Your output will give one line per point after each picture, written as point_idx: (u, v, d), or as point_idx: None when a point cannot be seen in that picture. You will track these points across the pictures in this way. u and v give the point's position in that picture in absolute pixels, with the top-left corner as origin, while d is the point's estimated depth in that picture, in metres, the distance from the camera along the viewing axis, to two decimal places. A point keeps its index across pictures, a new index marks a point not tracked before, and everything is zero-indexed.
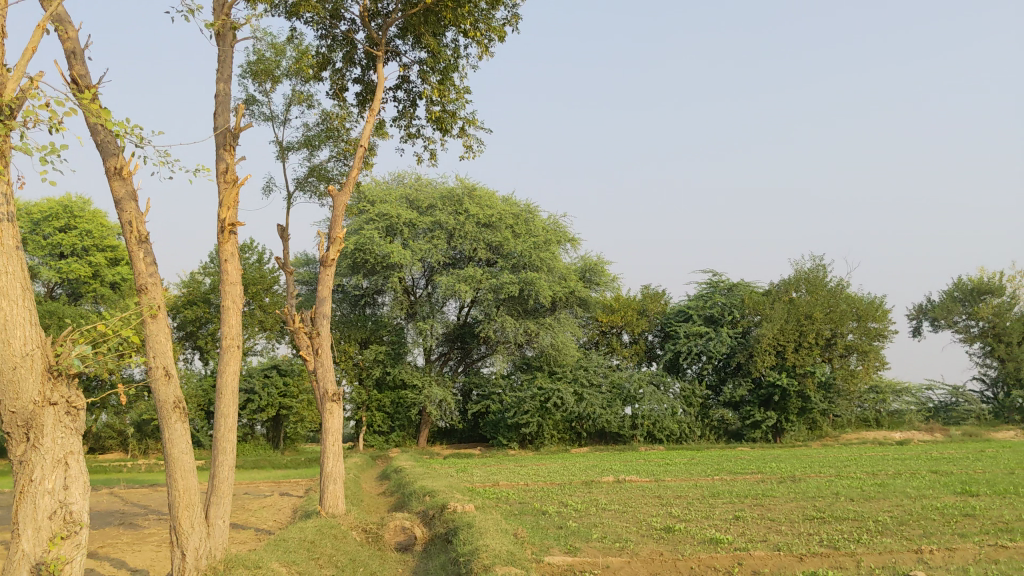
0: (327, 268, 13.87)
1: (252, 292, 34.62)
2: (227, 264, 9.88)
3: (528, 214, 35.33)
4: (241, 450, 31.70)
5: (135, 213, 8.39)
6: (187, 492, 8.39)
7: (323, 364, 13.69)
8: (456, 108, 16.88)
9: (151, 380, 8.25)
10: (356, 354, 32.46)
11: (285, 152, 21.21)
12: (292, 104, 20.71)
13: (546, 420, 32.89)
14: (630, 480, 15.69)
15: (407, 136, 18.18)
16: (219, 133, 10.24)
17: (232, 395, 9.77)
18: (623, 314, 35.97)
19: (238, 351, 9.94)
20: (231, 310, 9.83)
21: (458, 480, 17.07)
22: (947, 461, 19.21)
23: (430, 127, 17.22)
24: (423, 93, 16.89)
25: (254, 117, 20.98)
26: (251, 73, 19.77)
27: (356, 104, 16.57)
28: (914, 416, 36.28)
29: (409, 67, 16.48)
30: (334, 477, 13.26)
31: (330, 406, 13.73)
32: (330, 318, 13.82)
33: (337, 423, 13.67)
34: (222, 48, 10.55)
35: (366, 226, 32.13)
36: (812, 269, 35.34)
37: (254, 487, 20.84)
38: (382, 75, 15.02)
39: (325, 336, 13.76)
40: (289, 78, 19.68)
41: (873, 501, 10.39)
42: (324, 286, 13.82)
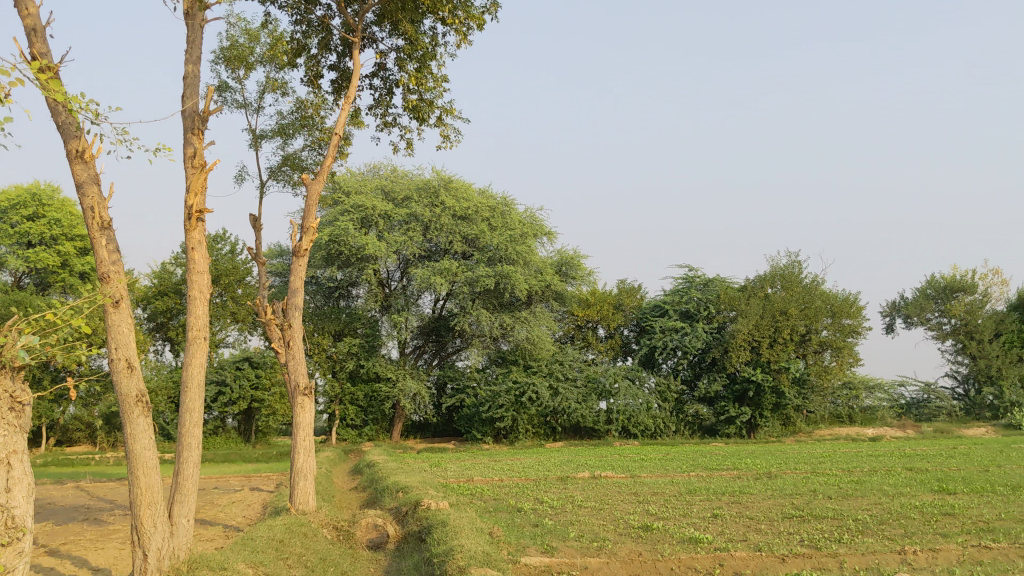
0: (299, 258, 13.61)
1: (224, 283, 34.19)
2: (194, 252, 9.63)
3: (504, 207, 35.14)
4: (212, 443, 31.34)
5: (98, 198, 8.13)
6: (149, 490, 8.15)
7: (295, 357, 13.44)
8: (433, 97, 16.64)
9: (113, 373, 8.01)
10: (330, 347, 32.14)
11: (258, 140, 20.89)
12: (265, 91, 20.39)
13: (521, 414, 32.78)
14: (606, 476, 15.56)
15: (383, 125, 17.91)
16: (187, 116, 9.93)
17: (198, 389, 9.49)
18: (599, 308, 36.29)
19: (205, 343, 9.69)
20: (198, 300, 9.60)
21: (431, 476, 16.88)
22: (922, 457, 19.21)
23: (407, 116, 16.96)
24: (400, 82, 16.62)
25: (226, 104, 20.64)
26: (223, 59, 19.42)
27: (332, 91, 16.28)
28: (886, 412, 36.42)
29: (386, 54, 16.20)
30: (304, 473, 13.02)
31: (301, 400, 13.50)
32: (302, 309, 13.59)
33: (309, 417, 13.43)
34: (191, 29, 10.24)
35: (341, 218, 31.81)
36: (788, 265, 35.39)
37: (224, 481, 20.54)
38: (358, 62, 14.76)
39: (297, 328, 13.52)
40: (262, 65, 19.36)
41: (851, 499, 10.30)
42: (296, 277, 13.56)
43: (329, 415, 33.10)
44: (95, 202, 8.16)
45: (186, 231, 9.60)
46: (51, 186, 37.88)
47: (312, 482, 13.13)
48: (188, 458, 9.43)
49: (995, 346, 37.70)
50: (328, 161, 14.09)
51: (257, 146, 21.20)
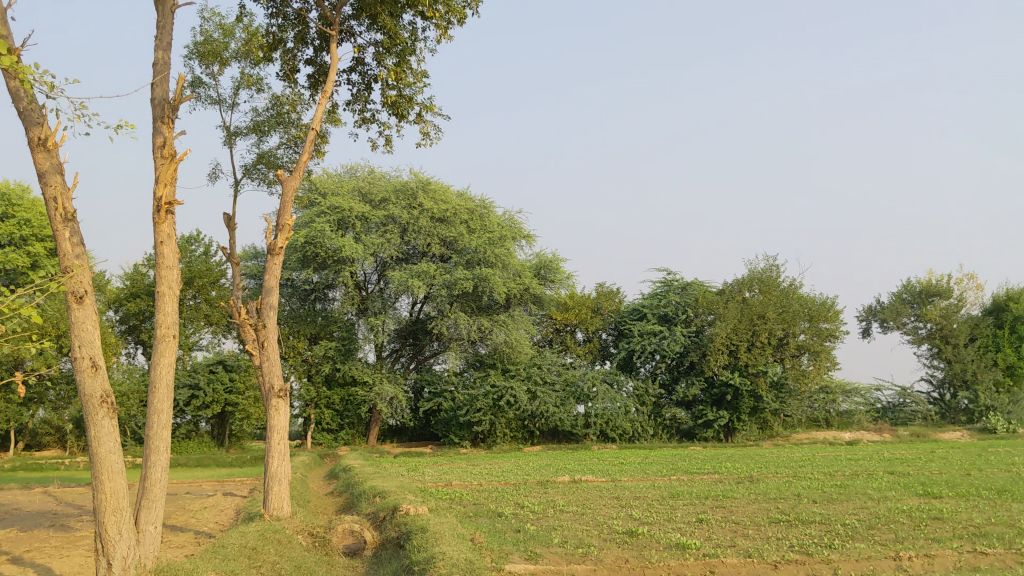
0: (275, 257, 13.31)
1: (198, 285, 33.70)
2: (163, 247, 9.39)
3: (483, 210, 34.90)
4: (185, 448, 30.88)
5: (63, 189, 7.93)
6: (115, 495, 7.87)
7: (269, 358, 13.13)
8: (412, 93, 16.40)
9: (77, 372, 7.78)
10: (305, 350, 31.75)
11: (232, 138, 20.58)
12: (240, 87, 20.08)
13: (499, 418, 32.56)
14: (587, 480, 15.34)
15: (361, 121, 17.64)
16: (157, 105, 9.68)
17: (166, 389, 9.20)
18: (577, 312, 36.12)
19: (173, 342, 9.44)
20: (166, 297, 9.38)
21: (409, 480, 16.62)
22: (902, 461, 19.12)
23: (385, 112, 16.71)
24: (378, 77, 16.37)
25: (200, 100, 20.31)
26: (197, 54, 19.10)
27: (308, 86, 16.01)
28: (863, 417, 36.39)
29: (364, 48, 15.95)
30: (279, 478, 12.72)
31: (276, 402, 13.20)
32: (277, 309, 13.29)
33: (284, 421, 13.12)
34: (162, 15, 9.98)
35: (317, 219, 31.47)
36: (765, 269, 35.36)
37: (197, 486, 20.17)
38: (336, 56, 14.49)
39: (272, 328, 13.22)
40: (237, 61, 19.06)
41: (835, 503, 10.15)
42: (271, 276, 13.26)
43: (304, 419, 32.70)
44: (60, 193, 7.96)
45: (154, 224, 9.35)
46: (21, 186, 37.29)
47: (286, 487, 12.83)
48: (155, 462, 9.12)
49: (970, 351, 37.85)
50: (304, 157, 13.80)
51: (232, 144, 20.88)
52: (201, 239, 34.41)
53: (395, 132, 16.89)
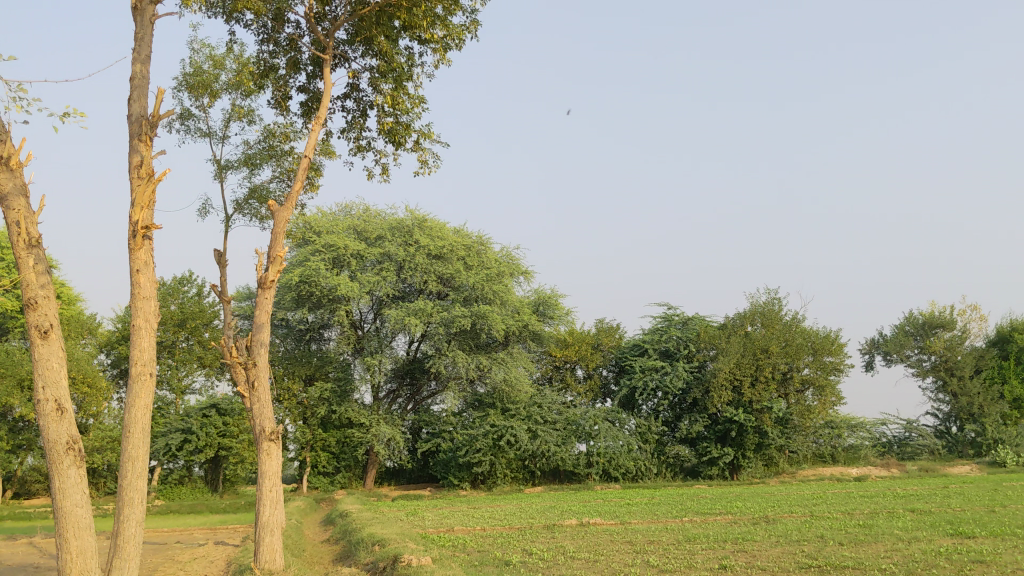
0: (266, 290, 12.78)
1: (191, 327, 33.16)
2: (140, 275, 8.93)
3: (480, 247, 34.52)
4: (177, 494, 30.11)
5: (24, 213, 7.49)
6: (82, 556, 7.23)
7: (261, 400, 12.57)
8: (410, 120, 16.02)
9: (41, 418, 7.26)
10: (300, 392, 31.09)
11: (223, 171, 20.16)
12: (232, 120, 19.69)
13: (499, 458, 31.85)
14: (595, 522, 14.68)
15: (357, 149, 17.24)
16: (134, 120, 9.30)
17: (142, 434, 8.68)
18: (577, 348, 35.50)
19: (151, 381, 8.93)
20: (143, 331, 8.86)
21: (408, 526, 15.95)
22: (918, 498, 18.46)
23: (382, 139, 16.29)
24: (374, 103, 15.99)
25: (190, 133, 19.89)
26: (187, 86, 18.70)
27: (301, 113, 15.60)
28: (869, 452, 35.63)
29: (358, 74, 15.58)
30: (271, 527, 12.06)
31: (268, 446, 12.57)
32: (269, 346, 12.74)
33: (276, 465, 12.48)
34: (139, 24, 9.63)
35: (312, 257, 30.97)
36: (767, 302, 34.91)
37: (188, 535, 19.49)
38: (330, 81, 14.09)
39: (263, 367, 12.65)
40: (228, 92, 18.68)
41: (864, 546, 9.54)
42: (262, 311, 12.72)
43: (299, 463, 31.92)
44: (23, 218, 7.53)
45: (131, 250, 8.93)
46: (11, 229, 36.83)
47: (279, 537, 12.17)
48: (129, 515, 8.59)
49: (976, 383, 37.36)
50: (296, 186, 13.29)
51: (223, 177, 20.47)
52: (194, 279, 33.86)
53: (392, 159, 16.47)
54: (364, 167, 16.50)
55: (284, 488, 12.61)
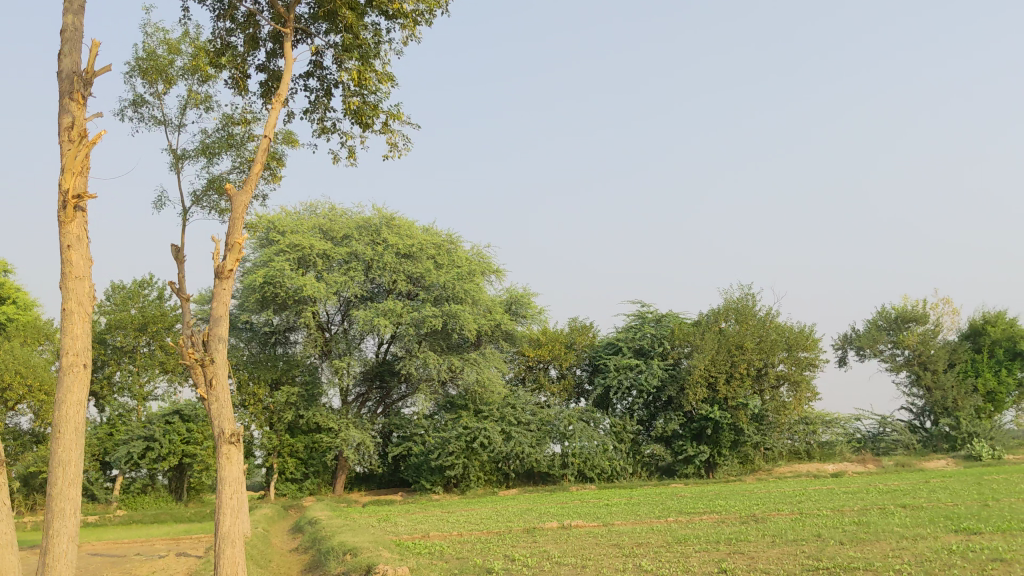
0: (224, 280, 12.08)
1: (152, 331, 32.19)
2: (72, 254, 9.20)
3: (449, 245, 33.87)
4: (141, 503, 29.25)
5: None
6: None
7: (219, 399, 11.86)
8: (378, 100, 15.42)
9: None
10: (266, 398, 30.15)
11: (179, 161, 19.46)
12: (188, 107, 18.98)
13: (472, 461, 31.20)
14: (578, 525, 14.09)
15: (321, 131, 16.55)
16: (66, 80, 9.52)
17: (74, 432, 8.80)
18: (550, 348, 34.91)
19: (84, 372, 9.05)
20: (76, 318, 9.04)
21: (380, 533, 15.28)
22: (903, 493, 18.04)
23: (347, 120, 15.62)
24: (339, 83, 15.35)
25: (144, 122, 19.13)
26: (140, 71, 17.95)
27: (261, 95, 14.93)
28: (844, 447, 35.23)
29: (322, 50, 14.91)
30: (231, 539, 11.33)
31: (228, 449, 11.85)
32: (226, 341, 12.05)
33: (236, 470, 11.78)
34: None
35: (276, 258, 30.06)
36: (741, 297, 34.56)
37: (149, 546, 18.73)
38: (292, 58, 13.43)
39: (221, 363, 11.95)
40: (183, 79, 17.96)
41: (868, 544, 9.02)
42: (220, 302, 12.02)
43: (267, 469, 31.02)
44: None
45: (63, 221, 9.25)
46: None
47: (241, 549, 11.46)
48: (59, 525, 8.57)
49: (950, 377, 37.28)
50: (256, 170, 12.59)
51: (179, 167, 19.79)
52: (155, 283, 32.90)
53: (358, 141, 15.81)
54: (329, 149, 15.83)
55: (244, 494, 11.92)
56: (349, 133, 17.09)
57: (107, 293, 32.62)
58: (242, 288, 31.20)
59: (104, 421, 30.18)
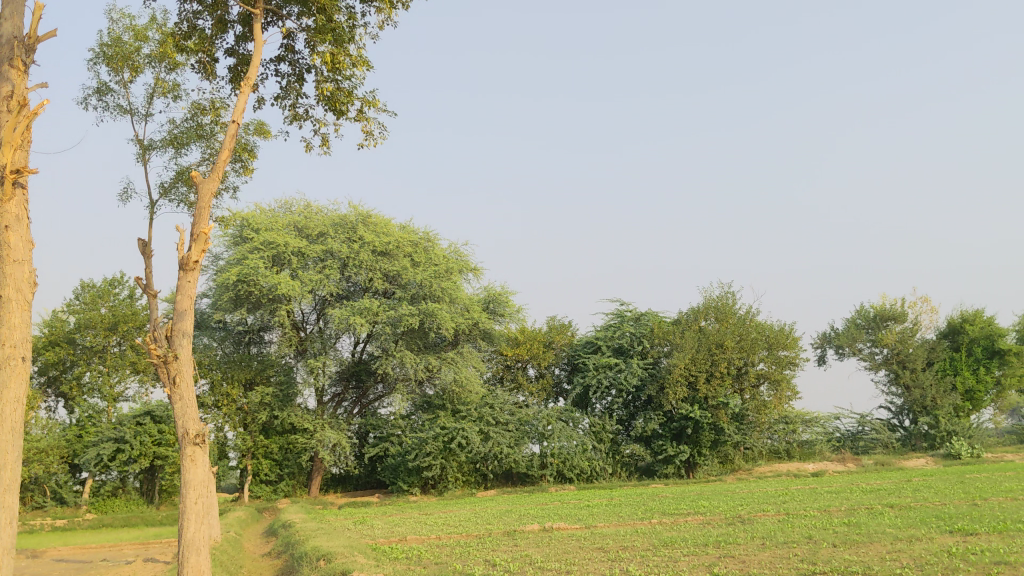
0: (188, 272, 11.75)
1: (123, 331, 31.56)
2: (12, 238, 8.96)
3: (426, 243, 33.44)
4: (111, 507, 28.63)
5: None
6: None
7: (183, 398, 11.50)
8: (352, 86, 15.12)
9: None
10: (240, 398, 29.57)
11: (146, 151, 19.00)
12: (155, 96, 18.50)
13: (450, 461, 30.81)
14: (560, 527, 13.71)
15: (293, 118, 16.19)
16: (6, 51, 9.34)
17: (12, 430, 8.46)
18: (529, 347, 34.57)
19: (22, 368, 8.74)
20: (14, 308, 8.78)
21: (356, 537, 14.84)
22: (886, 492, 17.82)
23: (320, 105, 15.29)
24: (312, 67, 15.00)
25: (110, 111, 18.63)
26: (105, 59, 17.43)
27: (231, 80, 14.57)
28: (824, 447, 35.03)
29: (294, 33, 14.58)
30: (195, 546, 10.97)
31: (192, 451, 11.49)
32: (191, 336, 11.69)
33: (201, 472, 11.38)
34: None
35: (250, 256, 29.49)
36: (721, 295, 34.40)
37: (116, 551, 18.20)
38: (262, 41, 13.09)
39: (185, 360, 11.62)
40: (150, 67, 17.49)
41: (863, 547, 8.70)
42: (184, 296, 11.68)
43: (241, 470, 30.47)
44: None
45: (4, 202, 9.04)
46: None
47: (205, 556, 11.11)
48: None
49: (929, 375, 37.31)
50: (223, 157, 12.29)
51: (146, 158, 19.29)
52: (126, 281, 32.26)
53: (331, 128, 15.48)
54: (302, 135, 15.48)
55: (209, 498, 11.52)
56: (323, 120, 16.75)
57: (76, 292, 31.93)
58: (215, 287, 30.63)
59: (73, 423, 29.56)
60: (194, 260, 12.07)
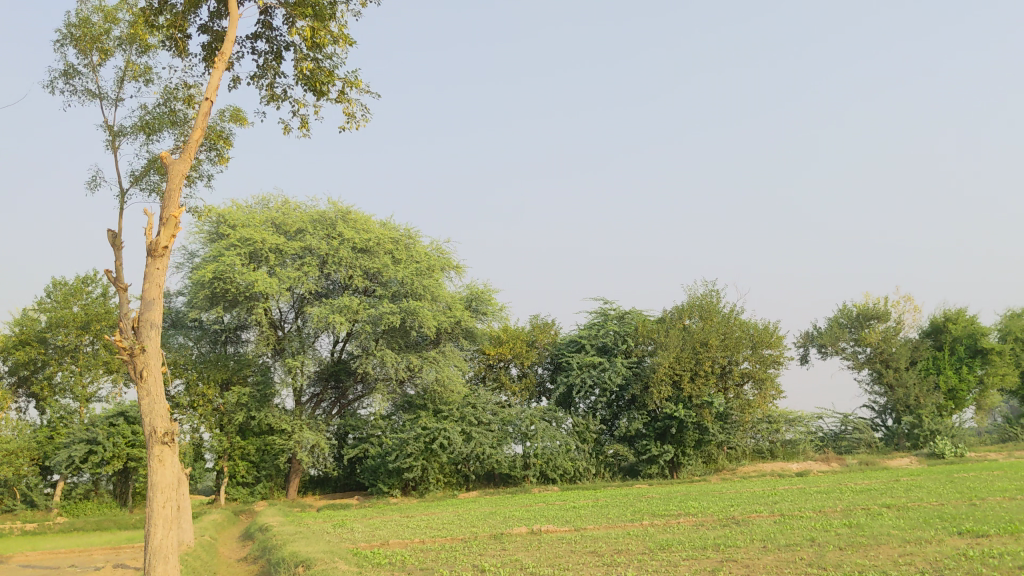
0: (156, 260, 11.30)
1: (95, 329, 30.81)
2: None
3: (408, 240, 32.93)
4: (83, 510, 27.91)
5: None
6: None
7: (151, 394, 11.10)
8: (332, 65, 14.86)
9: None
10: (216, 398, 28.89)
11: (116, 139, 18.41)
12: (125, 80, 17.91)
13: (431, 462, 30.27)
14: (548, 530, 13.25)
15: (270, 98, 15.79)
16: None
17: None
18: (511, 346, 34.11)
19: None
20: None
21: (336, 541, 14.33)
22: (879, 492, 17.51)
23: (298, 84, 14.94)
24: (291, 44, 14.66)
25: (77, 95, 18.00)
26: (73, 41, 16.84)
27: (205, 58, 14.12)
28: (808, 446, 34.68)
29: (271, 11, 14.20)
30: (163, 553, 10.61)
31: (159, 450, 11.09)
32: (159, 327, 11.26)
33: (168, 474, 10.98)
34: None
35: (226, 252, 28.87)
36: (705, 294, 34.14)
37: (86, 556, 17.59)
38: (237, 14, 12.72)
39: (152, 353, 11.20)
40: (121, 49, 16.94)
41: (871, 550, 8.28)
42: (153, 285, 11.24)
43: (217, 473, 29.81)
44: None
45: None
46: None
47: (173, 562, 10.76)
48: None
49: (912, 374, 37.14)
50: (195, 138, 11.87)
51: (115, 144, 18.67)
52: (99, 280, 31.53)
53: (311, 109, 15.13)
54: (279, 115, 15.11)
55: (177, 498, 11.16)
56: (301, 101, 16.36)
57: (48, 290, 31.19)
58: (191, 285, 29.96)
59: (44, 424, 28.80)
60: (163, 246, 11.62)
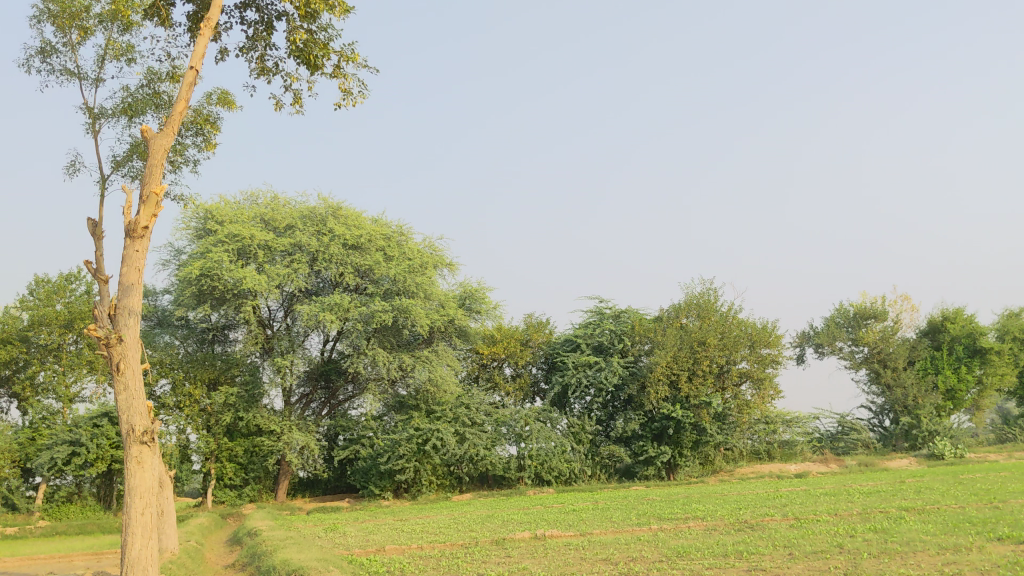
0: (134, 243, 10.72)
1: (79, 328, 30.05)
2: None
3: (400, 237, 32.31)
4: (65, 513, 27.17)
5: None
6: None
7: (129, 388, 10.55)
8: (326, 37, 14.34)
9: None
10: (203, 398, 28.15)
11: (97, 121, 17.76)
12: (106, 59, 17.24)
13: (424, 464, 29.62)
14: (553, 535, 12.64)
15: (261, 71, 15.26)
16: None
17: None
18: (506, 345, 33.37)
19: None
20: None
21: (329, 547, 13.59)
22: (888, 494, 17.00)
23: (290, 57, 14.43)
24: (284, 15, 14.14)
25: (56, 74, 17.34)
26: (52, 18, 16.18)
27: (193, 29, 13.62)
28: (805, 447, 34.11)
29: None
30: (139, 562, 10.12)
31: (138, 450, 10.57)
32: (138, 315, 10.69)
33: (144, 477, 10.44)
34: None
35: (214, 248, 28.16)
36: (703, 292, 33.63)
37: (67, 563, 16.92)
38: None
39: (131, 343, 10.63)
40: (103, 26, 16.28)
41: (909, 558, 7.69)
42: (132, 269, 10.66)
43: (204, 475, 29.11)
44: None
45: None
46: None
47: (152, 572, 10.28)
48: None
49: (910, 374, 36.72)
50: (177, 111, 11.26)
51: (95, 127, 18.00)
52: (83, 277, 30.71)
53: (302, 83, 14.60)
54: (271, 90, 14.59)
55: (157, 502, 10.64)
56: (293, 76, 15.81)
57: (30, 287, 30.40)
58: (176, 283, 29.28)
59: (26, 425, 28.02)
60: (143, 226, 11.01)
